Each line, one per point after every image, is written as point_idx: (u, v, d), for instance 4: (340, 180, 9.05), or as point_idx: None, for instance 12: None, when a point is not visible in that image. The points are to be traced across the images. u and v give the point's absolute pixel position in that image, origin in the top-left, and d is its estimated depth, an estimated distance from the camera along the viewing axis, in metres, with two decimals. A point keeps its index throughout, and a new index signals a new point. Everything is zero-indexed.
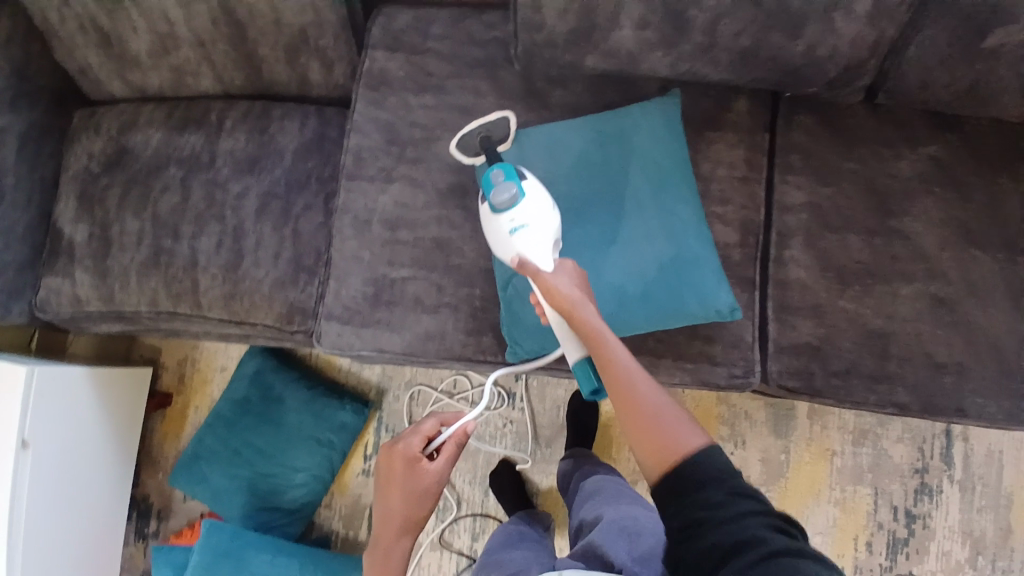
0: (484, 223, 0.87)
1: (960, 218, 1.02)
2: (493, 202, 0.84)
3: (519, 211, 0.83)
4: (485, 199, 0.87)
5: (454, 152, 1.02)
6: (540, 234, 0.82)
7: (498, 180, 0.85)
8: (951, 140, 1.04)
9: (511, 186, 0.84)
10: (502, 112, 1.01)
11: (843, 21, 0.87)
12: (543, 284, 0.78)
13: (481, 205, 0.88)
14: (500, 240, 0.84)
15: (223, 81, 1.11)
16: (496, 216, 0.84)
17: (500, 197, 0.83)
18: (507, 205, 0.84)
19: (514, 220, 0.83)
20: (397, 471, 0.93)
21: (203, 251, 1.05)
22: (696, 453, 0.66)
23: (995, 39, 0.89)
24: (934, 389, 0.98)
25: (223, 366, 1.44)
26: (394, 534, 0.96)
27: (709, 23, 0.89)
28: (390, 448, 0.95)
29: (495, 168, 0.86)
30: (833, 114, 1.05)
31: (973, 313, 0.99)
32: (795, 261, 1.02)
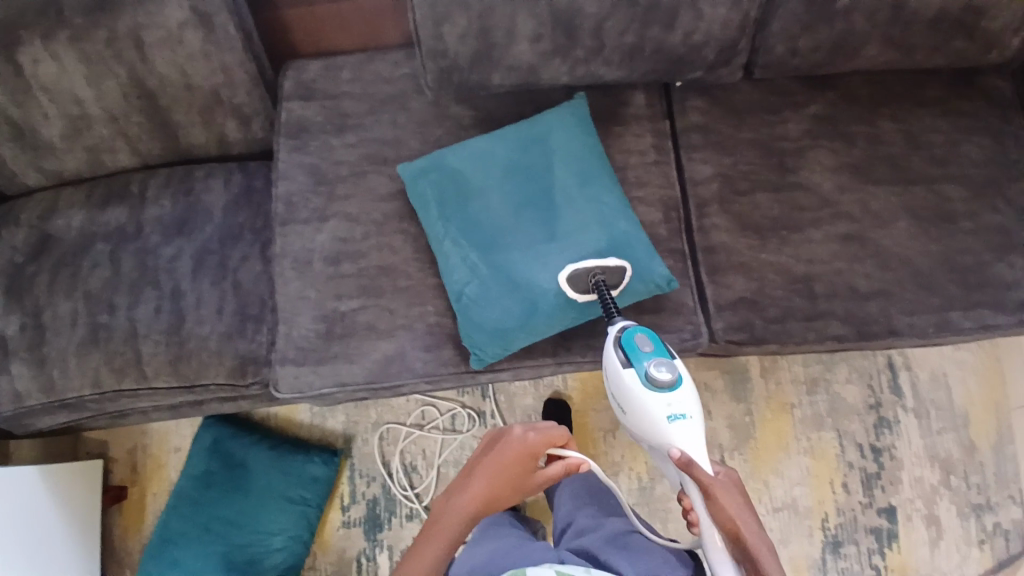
0: (630, 396, 0.89)
1: (849, 163, 1.13)
2: (650, 377, 0.87)
3: (676, 397, 0.86)
4: (630, 362, 0.89)
5: (564, 288, 0.98)
6: (692, 426, 0.87)
7: (648, 352, 0.88)
8: (826, 97, 1.16)
9: (669, 365, 0.87)
10: (623, 261, 0.99)
11: (708, 7, 0.98)
12: (711, 492, 0.80)
13: (624, 370, 0.89)
14: (654, 420, 0.87)
15: (140, 153, 1.11)
16: (649, 392, 0.87)
17: (659, 373, 0.86)
18: (665, 385, 0.87)
19: (671, 406, 0.86)
20: (520, 451, 0.90)
21: (142, 320, 1.03)
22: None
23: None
24: (864, 318, 1.06)
25: (178, 447, 1.37)
26: (469, 502, 0.87)
27: (594, 25, 0.98)
28: (518, 431, 0.91)
29: (642, 333, 0.89)
30: (720, 93, 1.16)
31: (880, 241, 1.09)
32: (716, 227, 1.10)
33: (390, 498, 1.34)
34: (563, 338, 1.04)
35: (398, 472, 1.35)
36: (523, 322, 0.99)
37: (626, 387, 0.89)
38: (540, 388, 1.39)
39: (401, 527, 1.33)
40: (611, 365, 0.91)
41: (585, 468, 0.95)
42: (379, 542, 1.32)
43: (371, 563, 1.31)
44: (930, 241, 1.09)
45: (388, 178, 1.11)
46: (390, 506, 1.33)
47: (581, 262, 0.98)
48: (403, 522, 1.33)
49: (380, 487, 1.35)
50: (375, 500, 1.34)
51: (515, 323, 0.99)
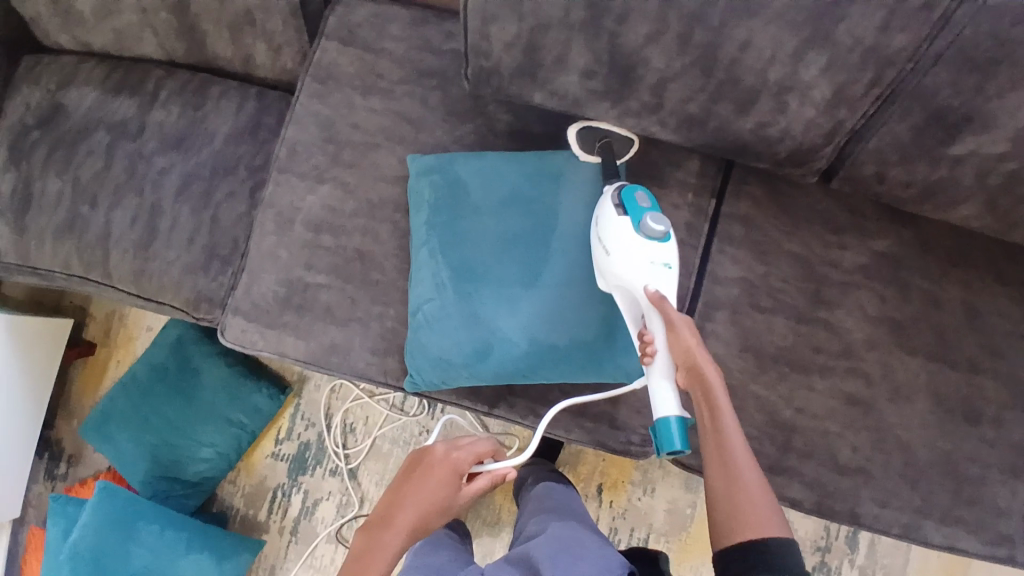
0: (616, 238, 0.82)
1: (894, 319, 0.98)
2: (645, 224, 0.81)
3: (663, 253, 0.81)
4: (625, 212, 0.83)
5: (570, 137, 0.96)
6: (672, 280, 0.81)
7: (645, 206, 0.83)
8: (902, 236, 0.99)
9: (663, 218, 0.81)
10: (634, 136, 0.98)
11: (797, 104, 0.82)
12: (679, 328, 0.76)
13: (618, 218, 0.83)
14: (634, 263, 0.80)
15: (166, 49, 1.06)
16: (636, 237, 0.81)
17: (654, 223, 0.80)
18: (654, 237, 0.81)
19: (658, 255, 0.80)
20: (444, 472, 0.98)
21: (116, 225, 1.02)
22: (778, 541, 0.66)
23: (963, 146, 0.81)
24: (831, 490, 0.96)
25: (150, 326, 1.43)
26: (400, 532, 0.93)
27: (657, 83, 0.84)
28: (441, 453, 1.00)
29: (642, 192, 0.84)
30: (784, 189, 1.01)
31: (886, 417, 0.97)
32: (715, 335, 0.99)
33: (321, 448, 1.39)
34: (510, 391, 0.98)
35: (336, 428, 1.39)
36: (468, 364, 0.93)
37: (611, 231, 0.83)
38: None
39: (322, 478, 1.39)
40: (604, 214, 0.85)
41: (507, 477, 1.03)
42: (297, 484, 1.39)
43: (284, 499, 1.39)
44: (942, 436, 0.96)
45: (398, 161, 1.03)
46: (319, 455, 1.39)
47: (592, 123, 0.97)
48: (325, 475, 1.39)
49: (316, 435, 1.40)
50: (308, 445, 1.40)
51: (459, 362, 0.93)
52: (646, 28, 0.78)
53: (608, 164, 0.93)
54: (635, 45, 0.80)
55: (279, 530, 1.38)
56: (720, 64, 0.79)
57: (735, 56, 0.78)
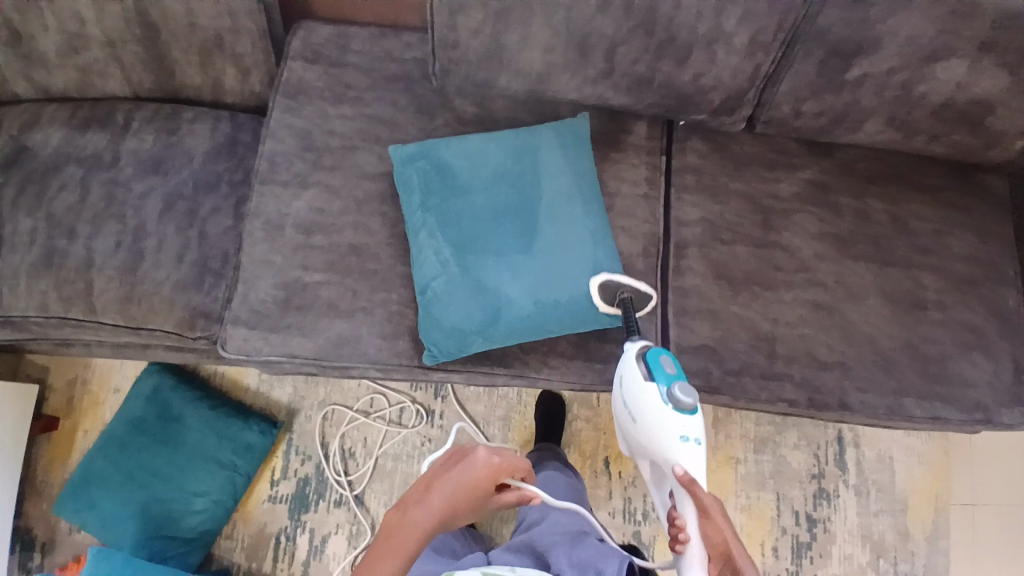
0: (646, 409, 0.89)
1: (835, 232, 1.13)
2: (672, 396, 0.86)
3: (693, 426, 0.87)
4: (654, 378, 0.89)
5: (593, 292, 0.99)
6: (701, 453, 0.87)
7: (673, 373, 0.88)
8: (824, 164, 1.16)
9: (691, 390, 0.86)
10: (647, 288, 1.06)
11: (723, 53, 0.99)
12: (713, 517, 0.82)
13: (646, 384, 0.89)
14: (662, 436, 0.87)
15: (132, 83, 1.10)
16: (668, 411, 0.87)
17: (684, 396, 0.86)
18: (685, 409, 0.86)
19: (687, 430, 0.86)
20: (481, 480, 0.82)
21: (98, 253, 1.00)
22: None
23: (860, 70, 1.00)
24: (819, 387, 1.07)
25: (117, 388, 1.34)
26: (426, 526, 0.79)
27: (608, 49, 0.99)
28: (483, 456, 0.83)
29: (670, 357, 0.90)
30: (721, 139, 1.16)
31: (850, 314, 1.10)
32: (692, 270, 1.10)
33: (322, 480, 1.32)
34: (522, 350, 1.04)
35: (335, 455, 1.33)
36: (482, 328, 0.98)
37: (642, 399, 0.89)
38: (492, 397, 1.39)
39: (327, 512, 1.31)
40: (630, 376, 0.92)
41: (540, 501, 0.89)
42: (301, 524, 1.30)
43: (289, 542, 1.30)
44: (898, 322, 1.10)
45: (378, 158, 1.09)
46: (320, 488, 1.32)
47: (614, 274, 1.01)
48: (330, 507, 1.31)
49: (314, 468, 1.33)
50: (306, 480, 1.32)
51: (474, 328, 0.97)
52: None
53: (629, 321, 0.97)
54: (586, 16, 0.94)
55: None
56: (658, 23, 0.95)
57: (670, 15, 0.94)
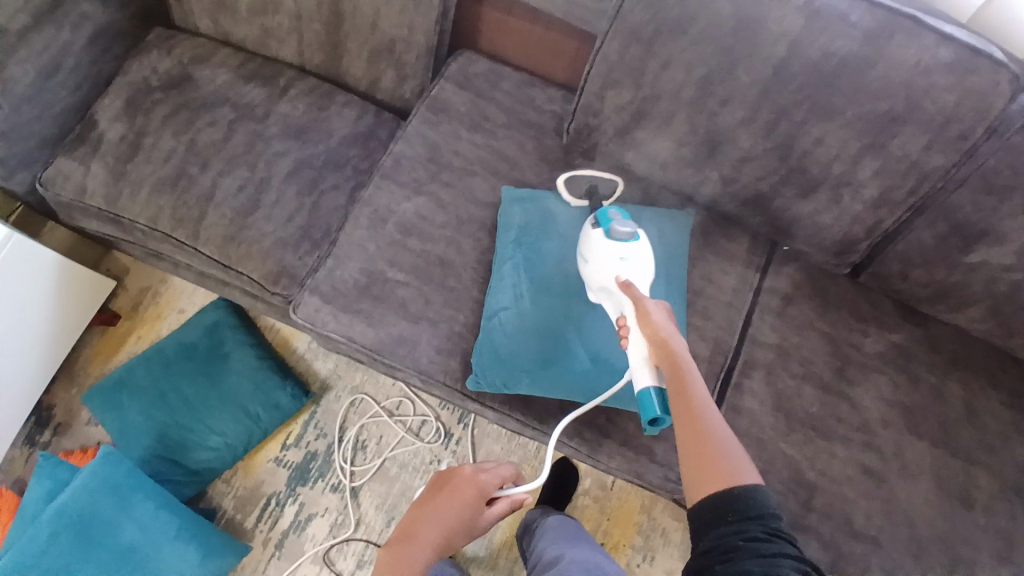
0: (591, 247, 0.94)
1: (906, 403, 1.10)
2: (610, 231, 0.92)
3: (631, 251, 0.91)
4: (598, 226, 0.95)
5: (559, 186, 1.10)
6: (641, 271, 0.90)
7: (614, 215, 0.94)
8: (913, 333, 1.14)
9: (630, 223, 0.91)
10: (615, 175, 1.13)
11: (847, 197, 1.01)
12: (644, 306, 0.83)
13: (593, 230, 0.95)
14: (602, 264, 0.91)
15: (303, 55, 1.21)
16: (607, 243, 0.92)
17: (620, 228, 0.91)
18: (622, 237, 0.91)
19: (624, 251, 0.91)
20: (467, 498, 0.91)
21: (221, 189, 1.09)
22: (745, 484, 0.67)
23: (978, 256, 1.00)
24: (846, 554, 1.01)
25: (181, 309, 1.41)
26: (428, 545, 0.90)
27: (737, 159, 1.03)
28: (467, 474, 0.93)
29: (613, 208, 0.95)
30: (817, 277, 1.17)
31: (898, 490, 1.05)
32: (751, 391, 1.08)
33: (327, 461, 1.34)
34: (562, 408, 1.04)
35: (348, 442, 1.35)
36: (533, 370, 1.00)
37: (587, 241, 0.95)
38: (512, 442, 1.37)
39: (321, 493, 1.32)
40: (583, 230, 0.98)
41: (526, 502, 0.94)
42: (294, 495, 1.32)
43: (277, 508, 1.31)
44: (948, 518, 1.04)
45: (490, 189, 1.14)
46: (324, 468, 1.33)
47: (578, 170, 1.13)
48: (325, 490, 1.32)
49: (325, 447, 1.35)
50: (314, 455, 1.34)
51: (525, 369, 0.99)
52: (742, 111, 0.98)
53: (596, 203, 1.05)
54: (729, 124, 1.00)
55: (263, 542, 1.29)
56: (792, 151, 0.99)
57: (808, 148, 0.98)
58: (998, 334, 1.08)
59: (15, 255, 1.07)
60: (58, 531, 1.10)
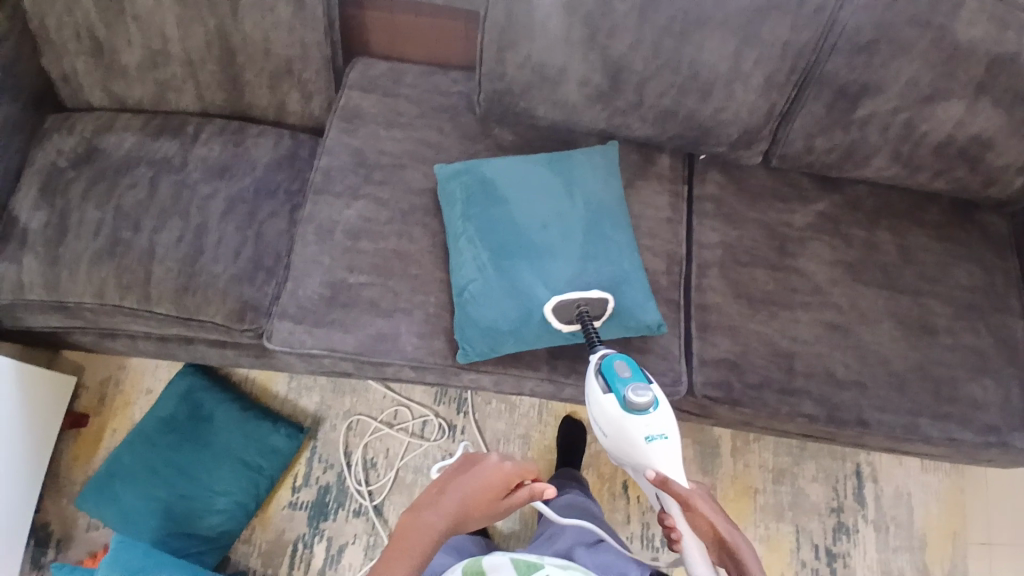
0: (612, 421, 0.93)
1: (847, 259, 1.20)
2: (628, 401, 0.91)
3: (656, 421, 0.91)
4: (611, 389, 0.93)
5: (548, 318, 1.02)
6: (671, 446, 0.91)
7: (625, 377, 0.93)
8: (833, 199, 1.25)
9: (645, 389, 0.91)
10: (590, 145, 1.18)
11: (741, 89, 1.11)
12: (694, 506, 0.84)
13: (606, 397, 0.93)
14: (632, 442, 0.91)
15: (204, 100, 1.22)
16: (630, 417, 0.91)
17: (637, 398, 0.90)
18: (643, 409, 0.91)
19: (650, 428, 0.90)
20: (491, 481, 0.81)
21: (162, 245, 1.08)
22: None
23: (865, 109, 1.12)
24: (837, 404, 1.10)
25: (150, 389, 1.37)
26: (442, 517, 0.78)
27: (637, 82, 1.11)
28: (493, 459, 0.84)
29: (619, 362, 0.94)
30: (739, 173, 1.26)
31: (863, 334, 1.14)
32: (713, 288, 1.16)
33: (342, 489, 1.32)
34: (550, 353, 1.08)
35: (357, 464, 1.34)
36: (514, 326, 1.03)
37: (606, 412, 0.94)
38: (514, 414, 1.40)
39: (345, 521, 1.30)
40: (593, 392, 0.95)
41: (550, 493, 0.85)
42: (319, 532, 1.29)
43: (306, 551, 1.28)
44: (910, 345, 1.14)
45: (423, 175, 1.18)
46: (341, 496, 1.31)
47: (564, 294, 1.02)
48: (348, 517, 1.30)
49: (335, 476, 1.33)
50: (327, 488, 1.32)
51: (506, 327, 1.03)
52: (628, 36, 1.06)
53: (590, 335, 0.99)
54: (620, 52, 1.08)
55: None
56: (682, 61, 1.08)
57: (694, 55, 1.07)
58: (903, 176, 1.20)
59: None
60: None
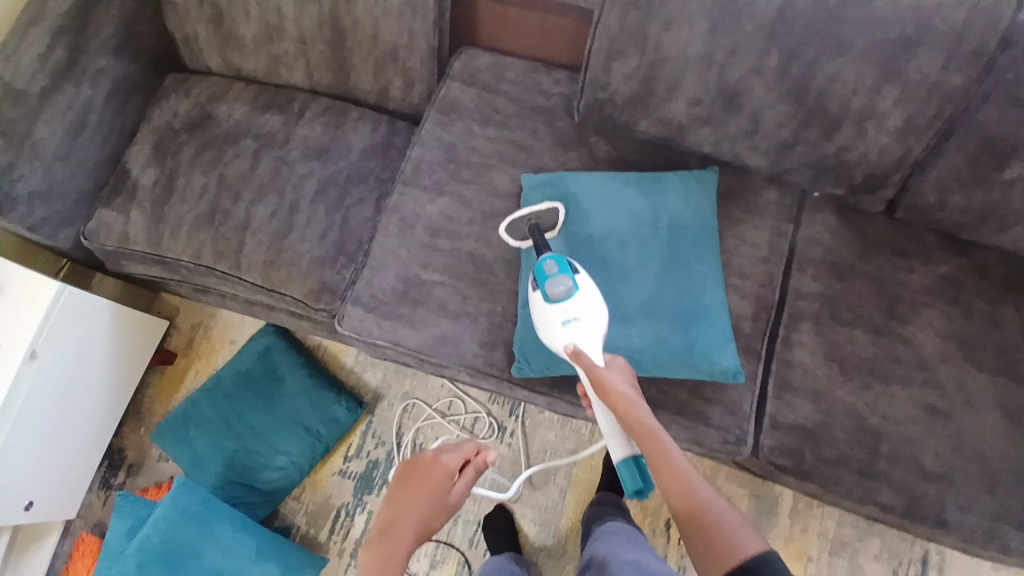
0: (536, 312, 0.93)
1: (963, 335, 1.06)
2: (549, 292, 0.90)
3: (573, 307, 0.90)
4: (537, 287, 0.93)
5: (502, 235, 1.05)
6: (591, 327, 0.89)
7: (551, 271, 0.92)
8: (960, 264, 1.11)
9: (565, 278, 0.90)
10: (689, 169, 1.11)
11: (874, 130, 0.99)
12: (604, 379, 0.86)
13: (533, 291, 0.94)
14: (551, 331, 0.91)
15: (312, 78, 1.25)
16: (550, 306, 0.91)
17: (556, 287, 0.90)
18: (561, 297, 0.90)
19: (567, 313, 0.89)
20: (439, 480, 0.91)
21: (256, 217, 1.13)
22: (759, 555, 0.69)
23: (1014, 172, 0.97)
24: (920, 496, 0.99)
25: (234, 340, 1.47)
26: (408, 537, 0.85)
27: (754, 110, 1.02)
28: (432, 459, 0.93)
29: (547, 259, 0.93)
30: (852, 220, 1.14)
31: (966, 423, 1.02)
32: (800, 343, 1.07)
33: (389, 468, 1.36)
34: None
35: (406, 447, 1.37)
36: None
37: (533, 306, 0.94)
38: (565, 427, 1.38)
39: None
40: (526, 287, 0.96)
41: (490, 455, 0.96)
42: (362, 504, 1.35)
43: (348, 519, 1.34)
44: (1023, 445, 1.00)
45: (510, 179, 1.15)
46: (388, 474, 1.36)
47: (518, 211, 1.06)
48: None
49: (385, 454, 1.37)
50: (376, 463, 1.37)
51: None
52: (751, 61, 0.97)
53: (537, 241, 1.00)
54: (740, 76, 0.99)
55: (338, 553, 1.32)
56: (810, 93, 0.97)
57: (823, 88, 0.96)
58: None
59: (71, 308, 1.13)
60: (145, 561, 1.16)
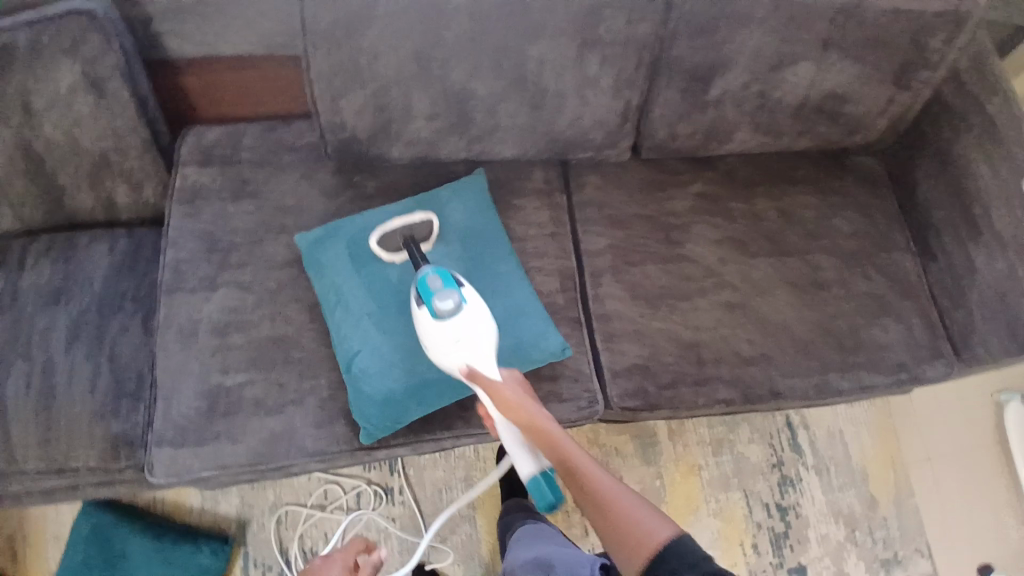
0: (424, 330, 0.92)
1: (733, 235, 1.20)
2: (435, 309, 0.90)
3: (462, 326, 0.90)
4: (423, 303, 0.92)
5: (371, 243, 1.03)
6: (482, 344, 0.90)
7: (435, 287, 0.91)
8: (709, 176, 1.25)
9: (451, 295, 0.90)
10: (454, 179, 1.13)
11: (592, 94, 1.07)
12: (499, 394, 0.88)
13: (419, 309, 0.93)
14: (443, 349, 0.90)
15: (23, 217, 1.08)
16: (438, 324, 0.90)
17: (443, 304, 0.89)
18: (451, 313, 0.90)
19: (458, 330, 0.89)
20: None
21: (7, 396, 0.97)
22: (667, 544, 0.69)
23: (717, 90, 1.10)
24: (749, 381, 1.11)
25: (57, 534, 1.25)
26: None
27: (488, 106, 1.06)
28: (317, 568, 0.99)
29: (432, 275, 0.92)
30: (612, 171, 1.23)
31: (762, 307, 1.15)
32: (609, 295, 1.14)
33: None
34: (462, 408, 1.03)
35: (297, 559, 1.26)
36: (415, 394, 0.98)
37: (420, 324, 0.93)
38: (450, 459, 1.35)
39: None
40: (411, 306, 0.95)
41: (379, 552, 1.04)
42: None
43: None
44: (808, 305, 1.16)
45: (285, 247, 1.09)
46: None
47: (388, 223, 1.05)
48: None
49: None
50: None
51: (402, 397, 0.98)
52: (465, 63, 1.00)
53: (412, 255, 1.00)
54: (461, 80, 1.02)
55: None
56: (528, 75, 1.02)
57: (536, 69, 1.02)
58: (772, 142, 1.21)
59: None
60: None
